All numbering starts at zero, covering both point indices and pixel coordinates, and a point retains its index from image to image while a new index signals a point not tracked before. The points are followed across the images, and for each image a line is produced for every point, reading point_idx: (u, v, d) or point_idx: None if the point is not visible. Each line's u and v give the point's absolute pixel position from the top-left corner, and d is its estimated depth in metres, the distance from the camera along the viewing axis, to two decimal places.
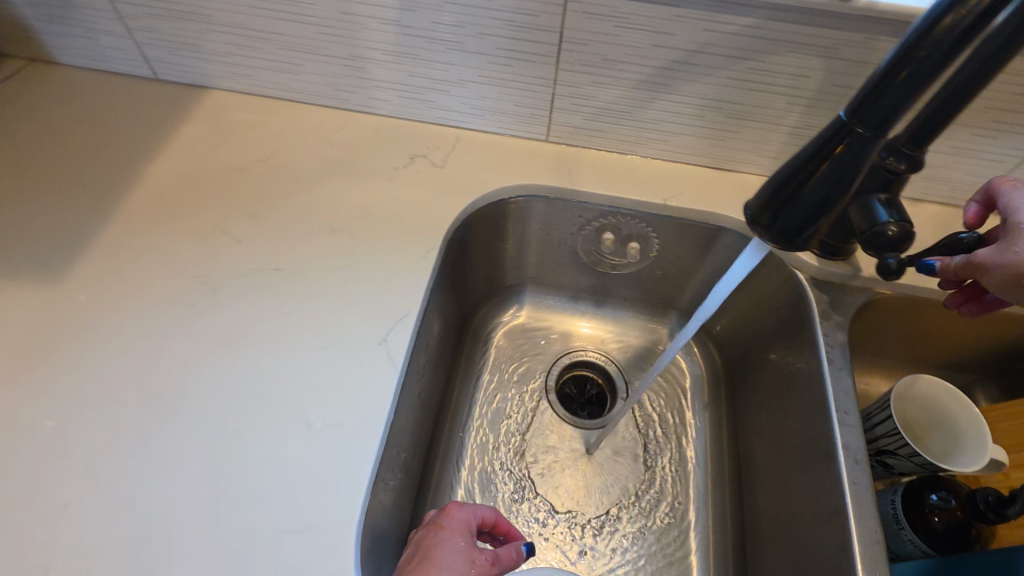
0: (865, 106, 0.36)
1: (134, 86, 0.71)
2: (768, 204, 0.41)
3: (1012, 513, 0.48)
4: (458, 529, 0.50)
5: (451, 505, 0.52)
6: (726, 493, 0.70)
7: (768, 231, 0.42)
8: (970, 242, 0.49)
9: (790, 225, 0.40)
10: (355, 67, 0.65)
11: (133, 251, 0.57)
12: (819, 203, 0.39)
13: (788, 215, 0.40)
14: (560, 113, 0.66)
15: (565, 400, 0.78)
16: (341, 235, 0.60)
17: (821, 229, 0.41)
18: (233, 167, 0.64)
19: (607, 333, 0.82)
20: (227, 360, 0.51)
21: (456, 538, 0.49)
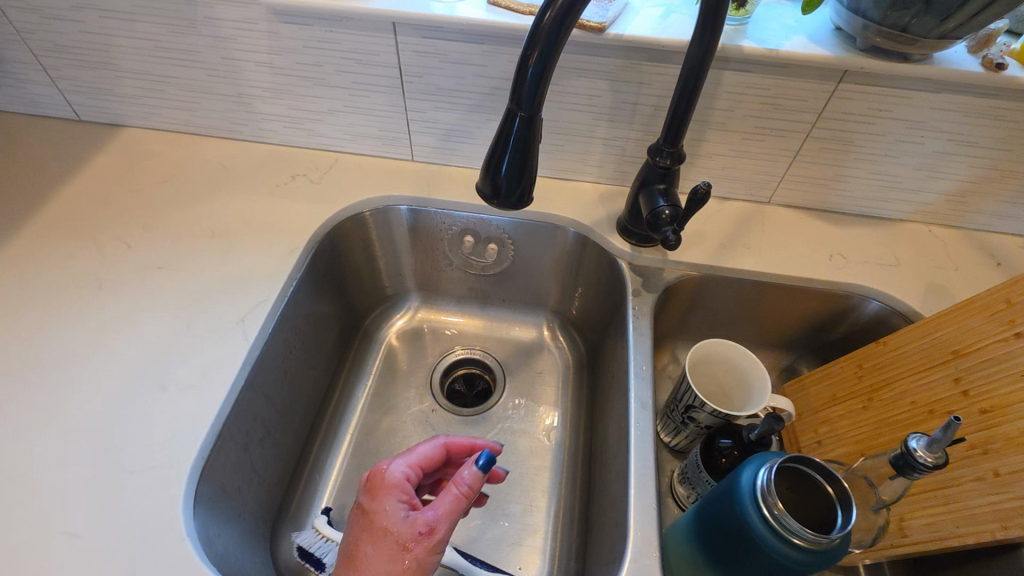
0: (519, 86, 0.42)
1: (57, 126, 0.83)
2: (487, 177, 0.46)
3: (751, 435, 0.59)
4: (393, 498, 0.51)
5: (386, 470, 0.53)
6: (582, 464, 0.78)
7: (493, 196, 0.47)
8: (701, 190, 0.57)
9: (507, 192, 0.46)
10: (242, 103, 0.77)
11: (34, 256, 0.66)
12: (518, 168, 0.45)
13: (500, 183, 0.46)
14: (417, 136, 0.78)
15: (448, 392, 0.86)
16: (220, 239, 0.70)
17: (533, 186, 0.47)
18: (135, 189, 0.75)
19: (487, 332, 0.92)
20: (101, 340, 0.60)
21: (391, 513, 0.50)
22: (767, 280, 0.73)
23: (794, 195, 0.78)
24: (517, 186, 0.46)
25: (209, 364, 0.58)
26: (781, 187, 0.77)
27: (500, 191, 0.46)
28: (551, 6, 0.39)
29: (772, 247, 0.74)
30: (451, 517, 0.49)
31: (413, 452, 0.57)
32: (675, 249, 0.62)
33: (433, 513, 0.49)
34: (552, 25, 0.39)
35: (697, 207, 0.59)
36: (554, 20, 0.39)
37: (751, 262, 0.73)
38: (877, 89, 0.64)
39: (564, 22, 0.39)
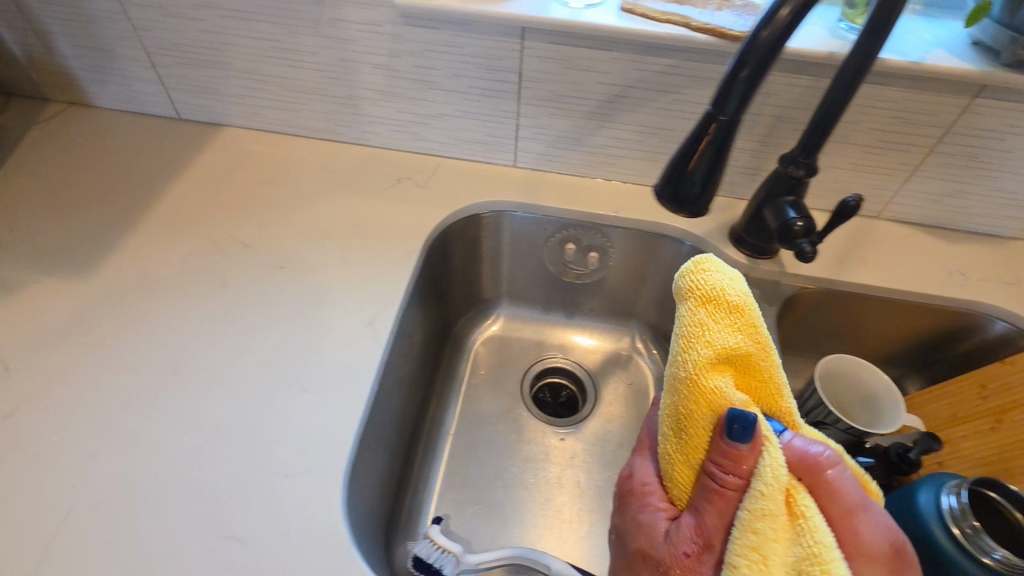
0: (724, 97, 0.41)
1: (158, 124, 0.82)
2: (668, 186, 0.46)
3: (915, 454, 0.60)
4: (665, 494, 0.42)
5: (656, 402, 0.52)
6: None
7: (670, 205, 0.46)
8: (851, 204, 0.56)
9: (692, 200, 0.45)
10: (350, 104, 0.76)
11: (155, 255, 0.66)
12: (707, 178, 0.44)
13: (683, 194, 0.45)
14: (525, 142, 0.77)
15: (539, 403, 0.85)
16: (335, 241, 0.69)
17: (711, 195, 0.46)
18: (244, 188, 0.74)
19: (575, 341, 0.90)
20: (234, 341, 0.59)
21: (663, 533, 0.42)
22: (883, 295, 0.72)
23: (904, 210, 0.77)
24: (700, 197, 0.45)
25: (344, 367, 0.57)
26: (893, 201, 0.76)
27: (683, 200, 0.45)
28: (769, 24, 0.39)
29: (886, 263, 0.74)
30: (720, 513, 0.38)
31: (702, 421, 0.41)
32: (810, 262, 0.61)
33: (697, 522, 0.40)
34: (768, 41, 0.39)
35: (841, 221, 0.58)
36: (771, 39, 0.39)
37: (869, 277, 0.72)
38: (1016, 105, 0.63)
39: (780, 41, 0.40)
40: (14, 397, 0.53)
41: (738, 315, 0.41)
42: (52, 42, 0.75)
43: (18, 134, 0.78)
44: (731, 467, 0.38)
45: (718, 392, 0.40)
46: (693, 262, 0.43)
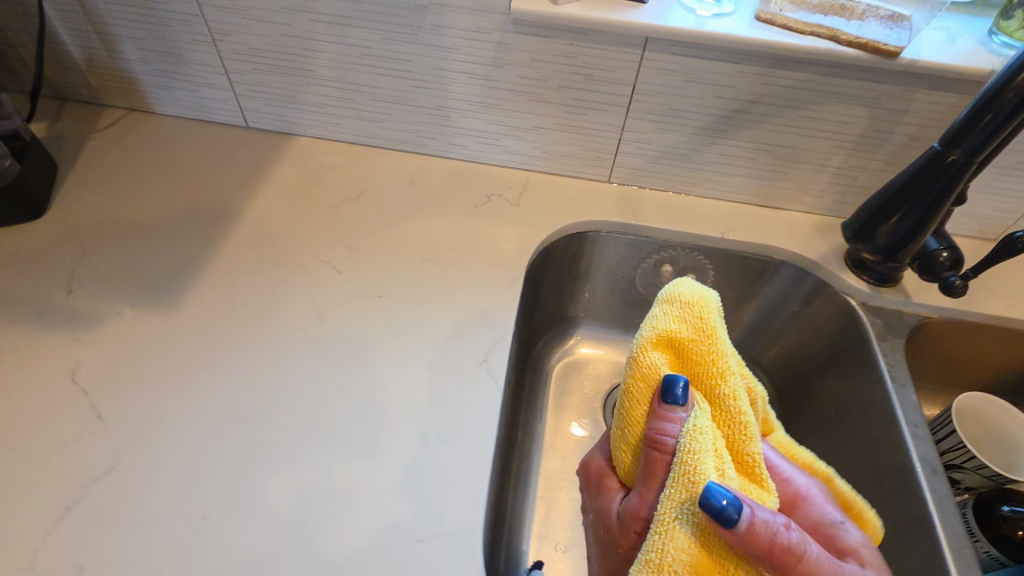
0: (959, 137, 0.52)
1: (225, 133, 0.76)
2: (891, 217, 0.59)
3: None
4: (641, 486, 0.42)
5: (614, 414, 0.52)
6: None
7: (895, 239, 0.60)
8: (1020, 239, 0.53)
9: (892, 242, 0.60)
10: (438, 115, 0.71)
11: (242, 282, 0.60)
12: (918, 216, 0.57)
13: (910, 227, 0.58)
14: (624, 156, 0.72)
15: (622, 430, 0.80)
16: (433, 266, 0.64)
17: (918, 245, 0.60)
18: (326, 205, 0.69)
19: None
20: (343, 380, 0.54)
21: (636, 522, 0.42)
22: (1013, 326, 0.67)
23: None
24: (916, 232, 0.58)
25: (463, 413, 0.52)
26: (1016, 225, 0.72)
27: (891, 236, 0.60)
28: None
29: (1014, 291, 0.69)
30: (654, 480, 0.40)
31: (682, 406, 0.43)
32: (959, 297, 0.58)
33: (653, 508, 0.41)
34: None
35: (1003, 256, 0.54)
36: None
37: (998, 307, 0.67)
38: None
39: None
40: (110, 449, 0.48)
41: (689, 310, 0.44)
42: (116, 45, 0.69)
43: (77, 144, 0.72)
44: (670, 433, 0.40)
45: (654, 369, 0.43)
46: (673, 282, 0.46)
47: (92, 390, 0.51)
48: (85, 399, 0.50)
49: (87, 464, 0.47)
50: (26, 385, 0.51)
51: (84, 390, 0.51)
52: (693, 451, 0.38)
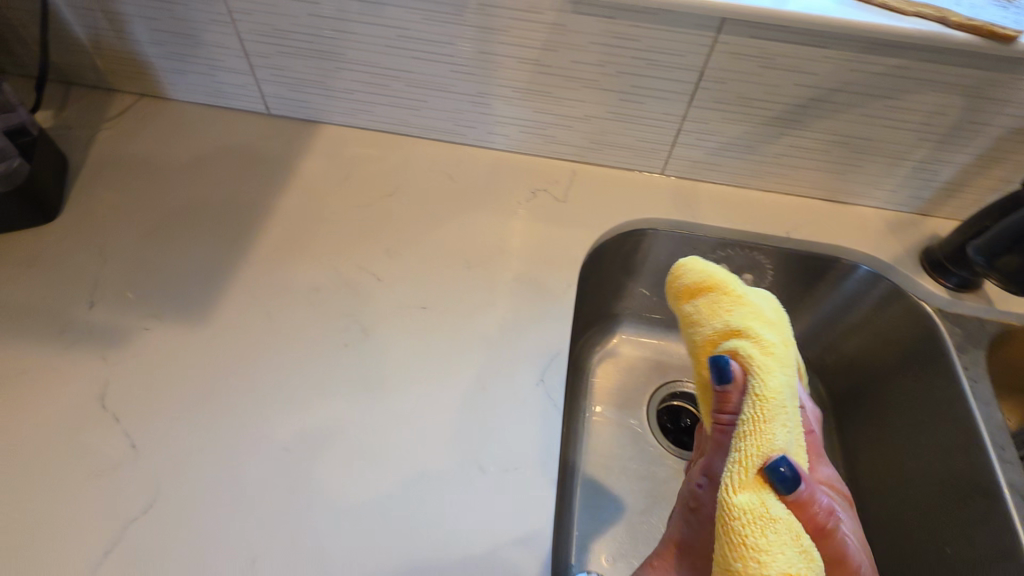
0: None
1: (245, 120, 0.70)
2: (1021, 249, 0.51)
3: None
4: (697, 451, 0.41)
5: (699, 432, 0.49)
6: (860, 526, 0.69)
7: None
8: None
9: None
10: (480, 103, 0.65)
11: (276, 291, 0.56)
12: None
13: None
14: (682, 148, 0.66)
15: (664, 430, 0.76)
16: (479, 272, 0.59)
17: None
18: (360, 203, 0.64)
19: None
20: (393, 405, 0.50)
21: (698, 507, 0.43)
22: None
23: None
24: None
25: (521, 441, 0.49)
26: None
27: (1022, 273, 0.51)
28: None
29: None
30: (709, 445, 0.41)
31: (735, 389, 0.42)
32: None
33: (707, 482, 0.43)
34: None
35: None
36: None
37: None
38: None
39: None
40: (149, 483, 0.44)
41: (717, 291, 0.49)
42: (126, 26, 0.62)
43: (88, 135, 0.66)
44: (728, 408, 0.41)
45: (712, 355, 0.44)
46: (688, 264, 0.52)
47: (124, 417, 0.47)
48: (118, 427, 0.46)
49: (125, 501, 0.43)
50: (52, 411, 0.47)
51: (116, 417, 0.47)
52: (764, 421, 0.39)
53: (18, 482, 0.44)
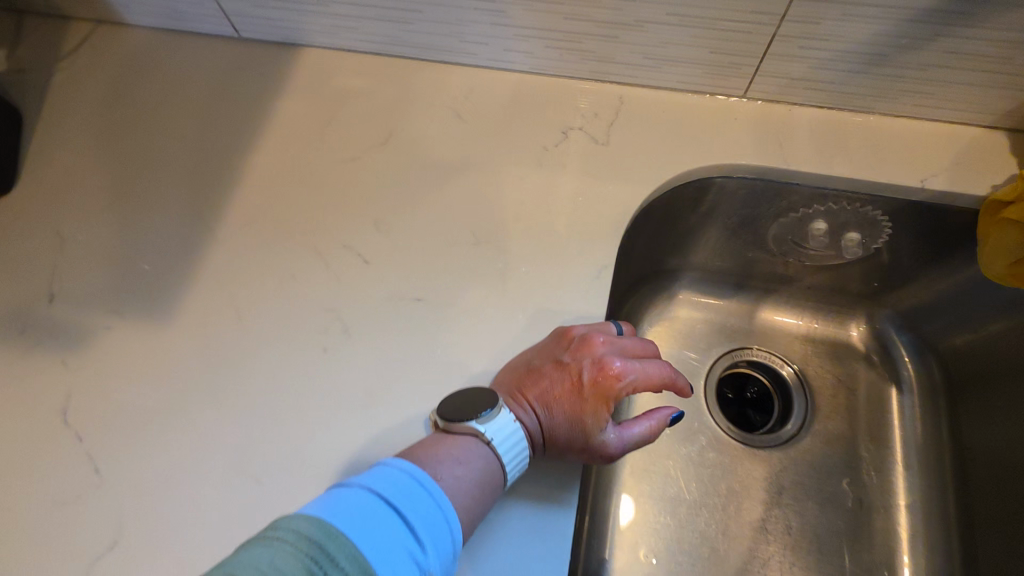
0: None
1: (212, 48, 0.58)
2: None
3: None
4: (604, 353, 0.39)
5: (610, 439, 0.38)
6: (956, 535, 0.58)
7: None
8: None
9: None
10: (492, 11, 0.48)
11: (248, 278, 0.47)
12: None
13: None
14: (772, 61, 0.47)
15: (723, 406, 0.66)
16: (489, 248, 0.48)
17: None
18: (346, 157, 0.52)
19: (779, 322, 0.69)
20: (375, 436, 0.41)
21: (599, 348, 0.39)
22: None
23: None
24: None
25: (527, 497, 0.39)
26: None
27: None
28: None
29: None
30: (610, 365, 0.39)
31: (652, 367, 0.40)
32: None
33: (620, 433, 0.38)
34: None
35: None
36: None
37: None
38: None
39: None
40: (112, 515, 0.40)
41: None
42: None
43: (43, 79, 0.57)
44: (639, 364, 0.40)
45: None
46: None
47: (86, 436, 0.42)
48: (80, 448, 0.42)
49: (90, 537, 0.39)
50: (15, 427, 0.43)
51: (79, 436, 0.42)
52: None
53: None
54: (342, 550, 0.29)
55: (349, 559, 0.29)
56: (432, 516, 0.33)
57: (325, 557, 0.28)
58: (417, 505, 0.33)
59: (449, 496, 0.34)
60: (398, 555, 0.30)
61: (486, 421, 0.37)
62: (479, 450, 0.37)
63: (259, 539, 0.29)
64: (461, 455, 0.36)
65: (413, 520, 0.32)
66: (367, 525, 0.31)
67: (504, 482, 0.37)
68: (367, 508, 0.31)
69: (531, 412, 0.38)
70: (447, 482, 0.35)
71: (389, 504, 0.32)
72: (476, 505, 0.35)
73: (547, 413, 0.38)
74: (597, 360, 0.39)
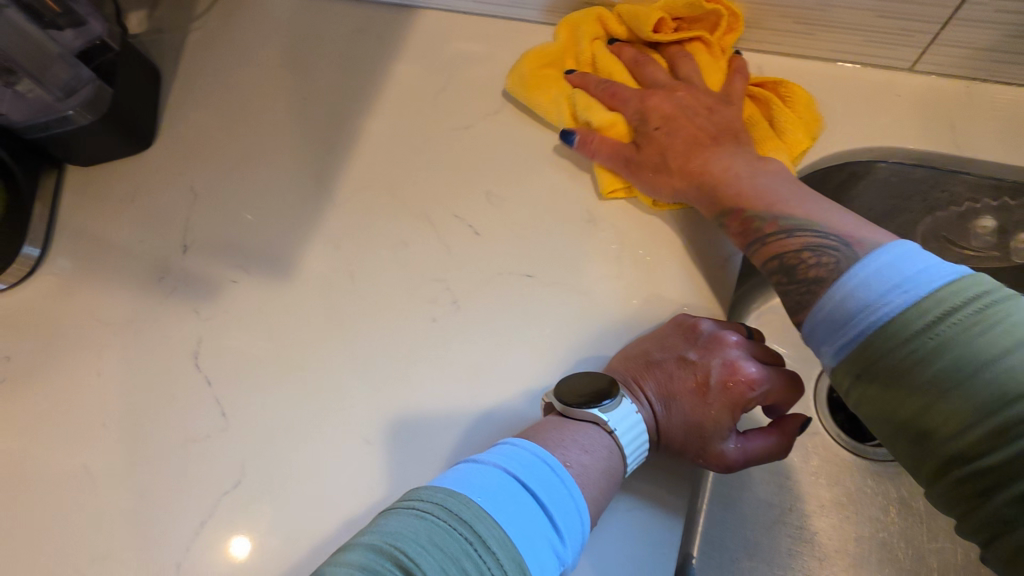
0: None
1: (333, 9, 0.58)
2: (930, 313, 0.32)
3: None
4: (734, 355, 0.36)
5: (727, 452, 0.35)
6: None
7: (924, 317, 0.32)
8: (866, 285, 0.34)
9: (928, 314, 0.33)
10: None
11: (360, 241, 0.48)
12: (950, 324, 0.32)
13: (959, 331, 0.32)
14: (958, 27, 0.42)
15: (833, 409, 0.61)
16: (604, 227, 0.45)
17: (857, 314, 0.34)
18: (459, 124, 0.50)
19: None
20: (483, 410, 0.41)
21: (732, 350, 0.36)
22: None
23: None
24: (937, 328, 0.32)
25: (634, 489, 0.37)
26: None
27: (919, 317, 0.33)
28: None
29: None
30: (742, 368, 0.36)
31: (784, 381, 0.37)
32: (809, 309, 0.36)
33: (743, 443, 0.35)
34: None
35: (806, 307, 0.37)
36: None
37: None
38: None
39: None
40: (237, 458, 0.42)
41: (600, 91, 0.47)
42: None
43: (180, 39, 0.59)
44: (774, 374, 0.36)
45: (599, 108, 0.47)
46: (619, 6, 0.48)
47: (215, 381, 0.45)
48: (209, 391, 0.45)
49: (215, 476, 0.42)
50: (151, 364, 0.46)
51: (208, 380, 0.45)
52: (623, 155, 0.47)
53: (125, 437, 0.44)
54: (489, 532, 0.29)
55: (499, 543, 0.29)
56: (567, 503, 0.32)
57: (474, 538, 0.28)
58: (552, 492, 0.32)
59: (579, 485, 0.33)
60: (541, 542, 0.30)
61: (609, 410, 0.36)
62: (602, 439, 0.35)
63: (406, 511, 0.30)
64: (587, 443, 0.35)
65: (550, 506, 0.31)
66: (508, 508, 0.30)
67: (624, 473, 0.35)
68: (506, 489, 0.31)
69: (648, 404, 0.37)
70: (577, 470, 0.33)
71: (524, 486, 0.32)
72: (602, 497, 0.34)
73: (666, 409, 0.36)
74: (727, 360, 0.36)
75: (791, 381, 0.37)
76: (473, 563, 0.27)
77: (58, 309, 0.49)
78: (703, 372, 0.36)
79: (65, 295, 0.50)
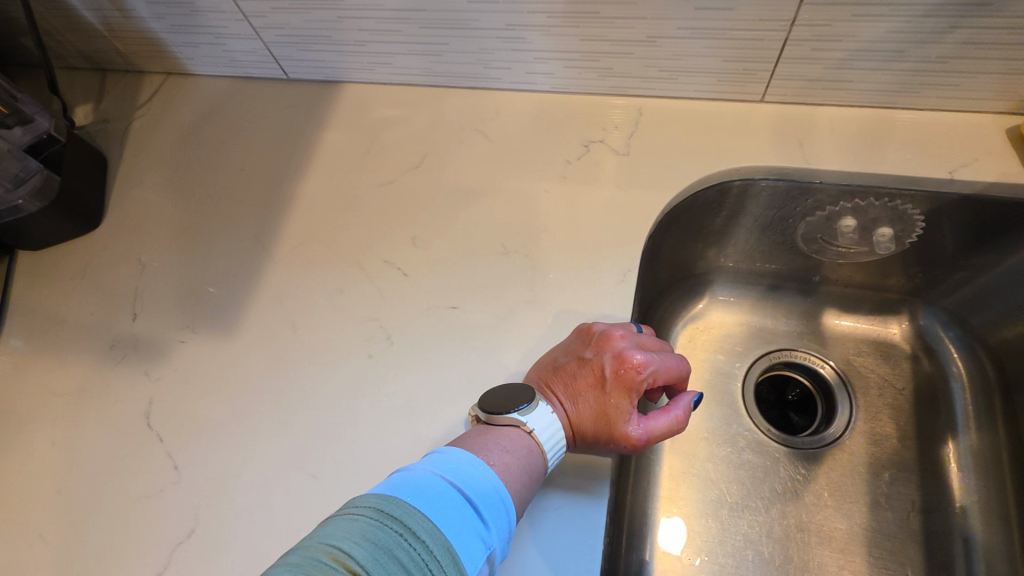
0: None
1: (266, 90, 0.64)
2: None
3: None
4: (622, 346, 0.41)
5: (635, 432, 0.39)
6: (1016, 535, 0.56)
7: None
8: None
9: None
10: (512, 38, 0.52)
11: (301, 293, 0.52)
12: None
13: None
14: (789, 65, 0.50)
15: (762, 406, 0.66)
16: (517, 258, 0.51)
17: None
18: (383, 180, 0.56)
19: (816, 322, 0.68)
20: (417, 434, 0.45)
21: (620, 343, 0.41)
22: None
23: None
24: None
25: (559, 488, 0.41)
26: None
27: None
28: None
29: None
30: (630, 355, 0.41)
31: (667, 362, 0.42)
32: None
33: (645, 424, 0.40)
34: None
35: None
36: None
37: None
38: None
39: None
40: (190, 509, 0.44)
41: None
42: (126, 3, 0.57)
43: (124, 127, 0.64)
44: (657, 357, 0.42)
45: None
46: None
47: (167, 437, 0.47)
48: (161, 448, 0.47)
49: (170, 528, 0.44)
50: (105, 430, 0.48)
51: (160, 438, 0.47)
52: None
53: (82, 501, 0.46)
54: (419, 525, 0.32)
55: (428, 533, 0.32)
56: (491, 496, 0.35)
57: (404, 531, 0.31)
58: (477, 488, 0.35)
59: (502, 479, 0.37)
60: (467, 530, 0.33)
61: (526, 413, 0.40)
62: (523, 439, 0.39)
63: (340, 516, 0.32)
64: (508, 443, 0.39)
65: (476, 499, 0.35)
66: (437, 502, 0.33)
67: (545, 469, 0.39)
68: (434, 486, 0.34)
69: (559, 404, 0.41)
70: (499, 468, 0.37)
71: (451, 483, 0.35)
72: (525, 489, 0.38)
73: (573, 405, 0.41)
74: (616, 351, 0.41)
75: (673, 362, 0.42)
76: (403, 550, 0.30)
77: (14, 386, 0.52)
78: (599, 365, 0.41)
79: (19, 373, 0.52)
